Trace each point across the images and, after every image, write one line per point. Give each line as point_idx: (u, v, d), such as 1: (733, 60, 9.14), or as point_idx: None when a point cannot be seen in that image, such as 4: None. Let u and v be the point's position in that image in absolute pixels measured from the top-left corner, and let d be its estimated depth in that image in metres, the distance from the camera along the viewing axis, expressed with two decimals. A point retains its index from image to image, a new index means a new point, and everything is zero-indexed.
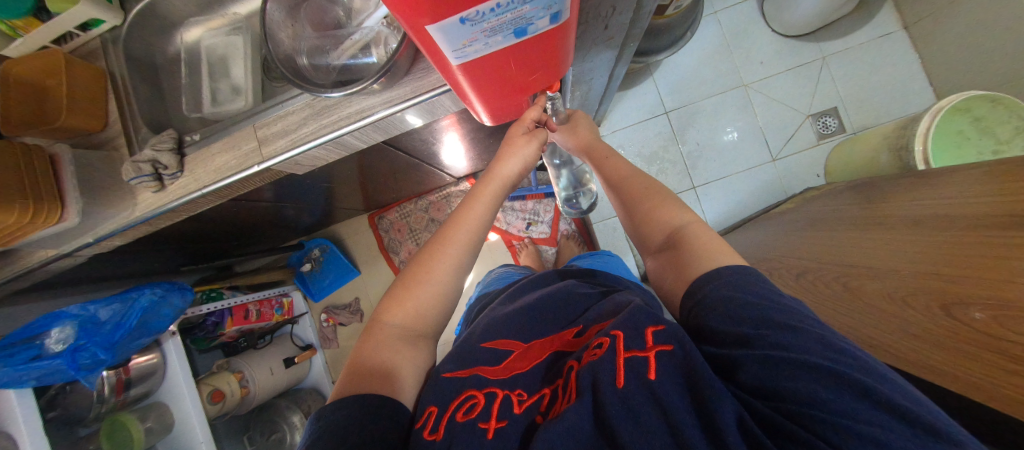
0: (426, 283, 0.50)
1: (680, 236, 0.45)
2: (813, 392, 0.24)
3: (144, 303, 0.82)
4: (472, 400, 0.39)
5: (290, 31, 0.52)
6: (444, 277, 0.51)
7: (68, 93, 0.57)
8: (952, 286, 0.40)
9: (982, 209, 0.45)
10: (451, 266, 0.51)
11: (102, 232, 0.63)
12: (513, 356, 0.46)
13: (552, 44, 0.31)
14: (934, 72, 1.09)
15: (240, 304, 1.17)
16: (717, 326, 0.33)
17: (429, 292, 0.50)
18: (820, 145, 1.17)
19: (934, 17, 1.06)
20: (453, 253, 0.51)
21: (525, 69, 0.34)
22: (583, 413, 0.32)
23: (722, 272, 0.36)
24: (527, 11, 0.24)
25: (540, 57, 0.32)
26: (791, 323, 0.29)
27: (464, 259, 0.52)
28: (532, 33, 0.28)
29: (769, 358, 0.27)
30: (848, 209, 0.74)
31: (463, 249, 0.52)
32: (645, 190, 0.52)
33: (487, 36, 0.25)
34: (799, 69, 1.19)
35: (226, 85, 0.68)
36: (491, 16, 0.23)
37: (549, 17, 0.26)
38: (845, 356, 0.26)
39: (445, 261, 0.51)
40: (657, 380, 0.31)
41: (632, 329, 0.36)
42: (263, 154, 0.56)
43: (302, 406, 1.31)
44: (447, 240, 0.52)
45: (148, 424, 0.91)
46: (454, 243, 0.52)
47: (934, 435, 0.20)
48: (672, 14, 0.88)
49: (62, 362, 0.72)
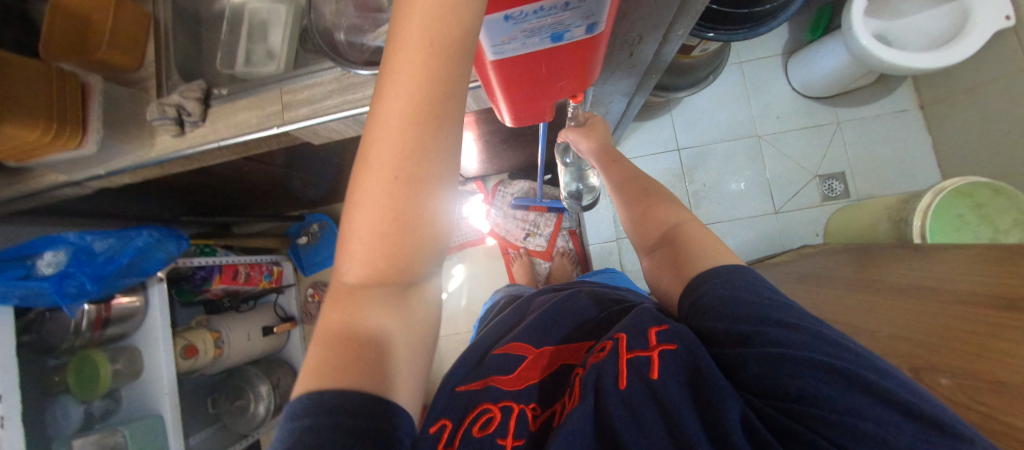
0: (384, 194, 0.25)
1: (673, 235, 0.46)
2: (814, 390, 0.24)
3: (139, 244, 0.84)
4: (488, 413, 0.37)
5: (334, 7, 0.55)
6: (423, 138, 0.24)
7: (111, 30, 0.59)
8: (927, 351, 0.41)
9: (970, 286, 0.46)
10: (429, 119, 0.23)
11: (115, 166, 0.64)
12: (523, 364, 0.45)
13: (584, 54, 0.33)
14: (942, 154, 1.12)
15: (230, 264, 1.16)
16: (715, 324, 0.32)
17: (397, 182, 0.25)
18: (823, 206, 1.19)
19: (948, 101, 1.09)
20: (423, 82, 0.22)
21: (553, 74, 0.36)
22: (584, 416, 0.30)
23: (718, 271, 0.37)
24: (566, 18, 0.26)
25: (570, 65, 0.34)
26: (786, 321, 0.29)
27: (452, 87, 0.22)
28: (567, 40, 0.30)
29: (766, 357, 0.27)
30: (841, 269, 0.75)
31: (442, 62, 0.21)
32: (642, 194, 0.55)
33: (525, 36, 0.27)
34: (813, 130, 1.22)
35: (261, 48, 0.70)
36: (534, 18, 0.25)
37: (585, 27, 0.28)
38: (841, 351, 0.26)
39: (414, 113, 0.23)
40: (659, 380, 0.30)
41: (635, 330, 0.36)
42: (284, 117, 0.57)
43: (272, 377, 1.29)
44: (401, 55, 0.22)
45: (116, 367, 0.89)
46: (415, 51, 0.21)
47: (940, 430, 0.20)
48: (698, 56, 0.91)
49: (48, 286, 0.73)
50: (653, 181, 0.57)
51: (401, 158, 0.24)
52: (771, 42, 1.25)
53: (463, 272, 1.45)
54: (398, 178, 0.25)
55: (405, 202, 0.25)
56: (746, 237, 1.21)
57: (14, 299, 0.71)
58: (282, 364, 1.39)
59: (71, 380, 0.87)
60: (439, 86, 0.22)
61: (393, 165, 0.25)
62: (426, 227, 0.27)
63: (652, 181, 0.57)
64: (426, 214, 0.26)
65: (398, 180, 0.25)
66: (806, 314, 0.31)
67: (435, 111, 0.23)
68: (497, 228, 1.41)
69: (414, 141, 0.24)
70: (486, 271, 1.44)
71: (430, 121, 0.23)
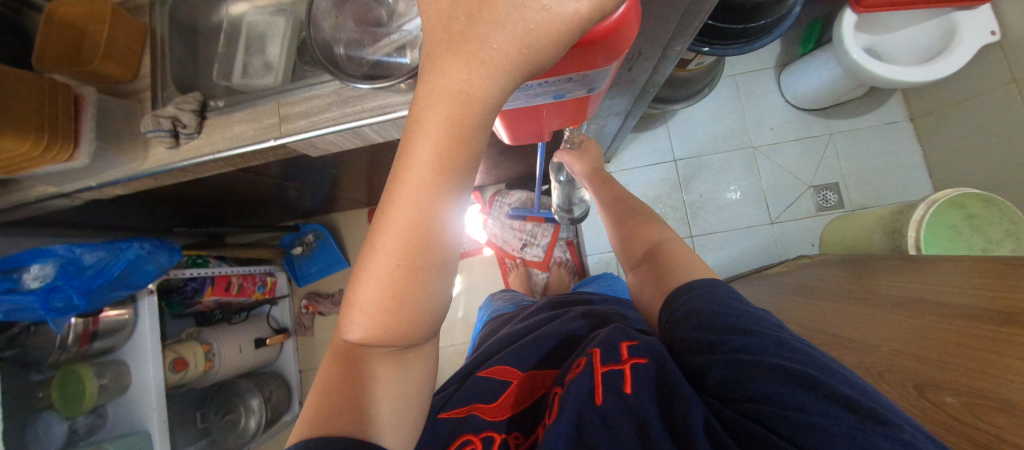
0: (402, 243, 0.28)
1: (657, 251, 0.47)
2: (770, 390, 0.25)
3: (130, 256, 0.82)
4: (468, 445, 0.38)
5: (333, 21, 0.54)
6: (443, 192, 0.26)
7: (107, 41, 0.59)
8: (926, 368, 0.40)
9: (967, 301, 0.46)
10: (434, 217, 0.27)
11: (106, 178, 0.63)
12: (508, 391, 0.45)
13: (582, 101, 0.41)
14: (933, 165, 1.14)
15: (223, 274, 1.14)
16: (687, 333, 0.34)
17: (414, 232, 0.27)
18: (818, 216, 1.20)
19: (937, 113, 1.12)
20: (431, 189, 0.26)
21: (558, 112, 0.43)
22: (562, 431, 0.30)
23: (695, 284, 0.38)
24: (571, 84, 0.34)
25: (573, 107, 0.42)
26: (751, 328, 0.30)
27: (456, 188, 0.27)
28: (569, 97, 0.38)
29: (731, 363, 0.28)
30: (838, 281, 0.75)
31: (448, 173, 0.26)
32: (629, 213, 0.56)
33: (539, 94, 0.35)
34: (807, 141, 1.23)
35: (259, 61, 0.70)
36: (547, 85, 0.32)
37: (583, 90, 0.37)
38: (800, 356, 0.27)
39: (422, 212, 0.27)
40: (632, 394, 0.31)
41: (608, 345, 0.38)
42: (281, 130, 0.57)
43: (263, 391, 1.27)
44: (414, 166, 0.26)
45: (103, 381, 0.87)
46: (426, 166, 0.25)
47: (877, 421, 0.21)
48: (693, 69, 0.93)
49: (34, 300, 0.71)
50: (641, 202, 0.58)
51: (406, 248, 0.28)
52: (765, 55, 1.27)
53: (460, 282, 1.44)
54: (401, 263, 0.28)
55: (406, 284, 0.29)
56: (743, 247, 1.21)
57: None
58: (275, 377, 1.37)
59: (54, 395, 0.84)
60: (447, 191, 0.26)
61: (398, 252, 0.28)
62: (439, 273, 0.29)
63: (639, 202, 0.58)
64: (424, 295, 0.29)
65: (401, 265, 0.28)
66: (779, 325, 0.32)
67: (440, 210, 0.27)
68: (494, 238, 1.41)
69: (420, 234, 0.27)
70: (483, 281, 1.43)
71: (436, 217, 0.27)
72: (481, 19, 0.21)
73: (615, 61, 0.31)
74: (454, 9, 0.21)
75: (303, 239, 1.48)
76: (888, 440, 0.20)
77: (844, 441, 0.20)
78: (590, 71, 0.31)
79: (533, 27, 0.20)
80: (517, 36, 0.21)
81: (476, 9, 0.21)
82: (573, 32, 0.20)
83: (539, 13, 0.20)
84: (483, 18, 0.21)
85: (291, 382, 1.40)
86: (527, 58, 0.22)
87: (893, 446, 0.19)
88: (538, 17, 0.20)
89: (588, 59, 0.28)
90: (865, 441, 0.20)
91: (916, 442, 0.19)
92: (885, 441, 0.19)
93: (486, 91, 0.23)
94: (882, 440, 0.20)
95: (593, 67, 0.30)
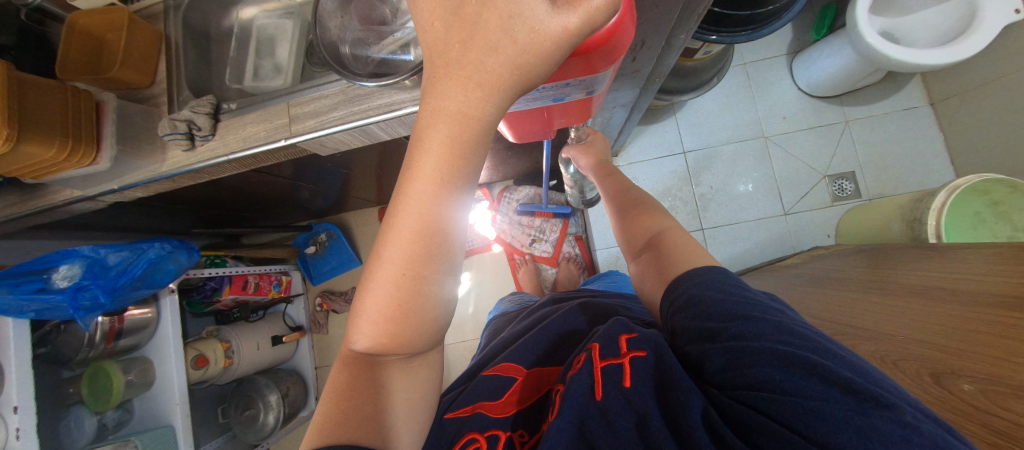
0: (405, 257, 0.28)
1: (658, 240, 0.47)
2: (768, 376, 0.25)
3: (152, 255, 0.85)
4: (474, 443, 0.39)
5: (339, 21, 0.55)
6: (445, 205, 0.27)
7: (124, 48, 0.61)
8: (946, 356, 0.39)
9: (990, 288, 0.45)
10: (436, 230, 0.27)
11: (127, 181, 0.65)
12: (512, 388, 0.46)
13: (583, 103, 0.41)
14: (955, 152, 1.09)
15: (240, 274, 1.17)
16: (687, 323, 0.33)
17: (418, 243, 0.28)
18: (834, 207, 1.17)
19: (960, 97, 1.07)
20: (432, 203, 0.26)
21: (564, 112, 0.43)
22: (564, 429, 0.31)
23: (696, 273, 0.37)
24: (563, 90, 0.34)
25: (575, 107, 0.42)
26: (751, 314, 0.30)
27: (458, 202, 0.27)
28: (569, 99, 0.38)
29: (731, 349, 0.28)
30: (856, 271, 0.74)
31: (449, 187, 0.26)
32: (632, 204, 0.55)
33: (533, 100, 0.36)
34: (819, 129, 1.20)
35: (270, 63, 0.71)
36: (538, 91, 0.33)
37: (581, 93, 0.37)
38: (800, 340, 0.27)
39: (424, 226, 0.27)
40: (632, 388, 0.32)
41: (607, 339, 0.38)
42: (291, 130, 0.58)
43: (281, 387, 1.30)
44: (416, 181, 0.26)
45: (129, 377, 0.91)
46: (427, 181, 0.26)
47: (875, 402, 0.21)
48: (701, 59, 0.91)
49: (63, 299, 0.74)
50: (644, 193, 0.57)
51: (410, 259, 0.28)
52: (777, 42, 1.24)
53: (469, 279, 1.45)
54: (405, 274, 0.29)
55: (411, 294, 0.29)
56: (755, 239, 1.19)
57: (29, 312, 0.74)
58: (291, 373, 1.40)
59: (85, 391, 0.89)
60: (447, 207, 0.27)
61: (402, 264, 0.29)
62: (442, 284, 0.30)
63: (642, 193, 0.57)
64: (427, 304, 0.30)
65: (405, 276, 0.29)
66: (779, 309, 0.32)
67: (441, 225, 0.27)
68: (502, 235, 1.41)
69: (423, 246, 0.28)
70: (493, 277, 1.44)
71: (438, 230, 0.27)
72: (474, 45, 0.22)
73: (612, 66, 0.32)
74: (450, 36, 0.22)
75: (316, 239, 1.50)
76: (888, 424, 0.19)
77: (844, 427, 0.20)
78: (589, 76, 0.32)
79: (523, 49, 0.21)
80: (509, 57, 0.22)
81: (469, 36, 0.22)
82: (561, 50, 0.22)
83: (527, 36, 0.21)
84: (476, 42, 0.22)
85: (307, 379, 1.43)
86: (519, 77, 0.23)
87: (893, 431, 0.19)
88: (527, 39, 0.21)
89: (588, 65, 0.29)
90: (864, 427, 0.20)
91: (917, 424, 0.19)
92: (886, 425, 0.19)
93: (483, 110, 0.24)
94: (881, 425, 0.19)
95: (593, 71, 0.30)
